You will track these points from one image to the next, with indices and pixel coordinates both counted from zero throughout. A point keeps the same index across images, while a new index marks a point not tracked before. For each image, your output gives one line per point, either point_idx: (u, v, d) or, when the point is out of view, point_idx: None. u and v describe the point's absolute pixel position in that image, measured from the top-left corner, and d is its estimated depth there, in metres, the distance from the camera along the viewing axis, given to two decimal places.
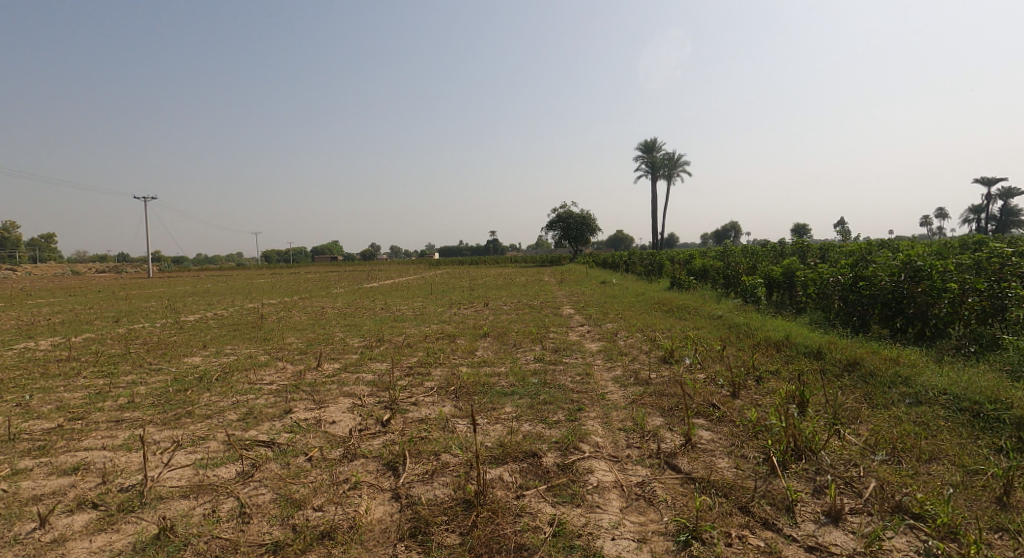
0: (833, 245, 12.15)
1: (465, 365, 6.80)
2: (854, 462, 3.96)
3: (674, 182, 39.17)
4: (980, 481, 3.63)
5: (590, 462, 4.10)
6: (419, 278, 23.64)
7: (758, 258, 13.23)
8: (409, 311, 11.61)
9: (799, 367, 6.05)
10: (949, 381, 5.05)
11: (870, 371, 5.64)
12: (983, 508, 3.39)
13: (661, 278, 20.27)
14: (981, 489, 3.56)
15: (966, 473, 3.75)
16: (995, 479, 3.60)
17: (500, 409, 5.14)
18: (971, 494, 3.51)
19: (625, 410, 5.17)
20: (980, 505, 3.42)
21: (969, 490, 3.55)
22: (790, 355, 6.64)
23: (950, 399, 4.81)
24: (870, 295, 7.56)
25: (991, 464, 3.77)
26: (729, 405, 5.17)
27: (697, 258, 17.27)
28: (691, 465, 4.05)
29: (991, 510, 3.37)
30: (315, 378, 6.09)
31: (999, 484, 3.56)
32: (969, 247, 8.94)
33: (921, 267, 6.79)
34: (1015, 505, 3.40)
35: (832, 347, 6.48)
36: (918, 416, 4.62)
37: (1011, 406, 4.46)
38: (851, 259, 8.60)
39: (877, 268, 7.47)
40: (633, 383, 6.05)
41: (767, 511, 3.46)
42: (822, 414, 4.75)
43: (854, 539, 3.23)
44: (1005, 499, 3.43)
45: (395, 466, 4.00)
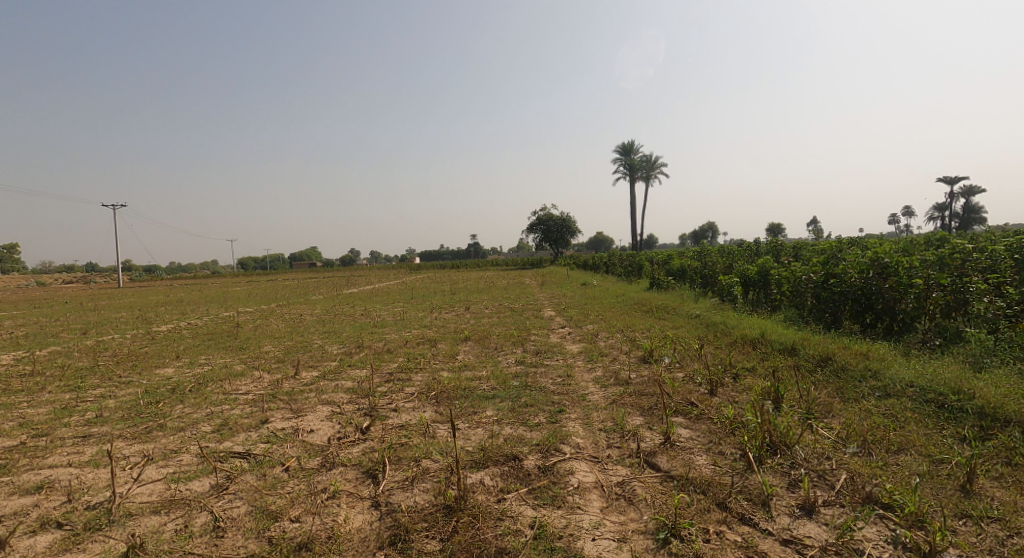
0: (807, 244, 12.37)
1: (445, 370, 6.76)
2: (827, 456, 4.04)
3: (651, 184, 39.75)
4: (945, 470, 3.74)
5: (570, 463, 4.11)
6: (398, 283, 23.67)
7: (733, 258, 13.48)
8: (389, 317, 11.53)
9: (774, 364, 6.19)
10: (916, 374, 5.19)
11: (841, 365, 5.78)
12: (948, 496, 3.49)
13: (641, 279, 20.46)
14: (946, 477, 3.67)
15: (933, 462, 3.87)
16: (959, 467, 3.73)
17: (482, 413, 5.13)
18: (936, 483, 3.62)
19: (607, 411, 5.20)
20: (945, 493, 3.53)
21: (935, 478, 3.66)
22: (765, 353, 6.77)
23: (917, 391, 4.94)
24: (841, 292, 7.77)
25: (955, 453, 3.89)
26: (707, 403, 5.25)
27: (675, 259, 17.49)
28: (670, 463, 4.10)
29: (954, 498, 3.47)
30: (292, 386, 5.98)
31: (963, 473, 3.67)
32: (934, 244, 9.25)
33: (888, 264, 7.01)
34: (978, 493, 3.51)
35: (805, 344, 6.63)
36: (887, 408, 4.75)
37: (972, 396, 4.60)
38: (822, 257, 8.81)
39: (846, 266, 7.68)
40: (613, 384, 6.10)
41: (744, 507, 3.51)
42: (796, 409, 4.87)
43: (826, 530, 3.29)
44: (969, 487, 3.54)
45: (374, 473, 3.96)
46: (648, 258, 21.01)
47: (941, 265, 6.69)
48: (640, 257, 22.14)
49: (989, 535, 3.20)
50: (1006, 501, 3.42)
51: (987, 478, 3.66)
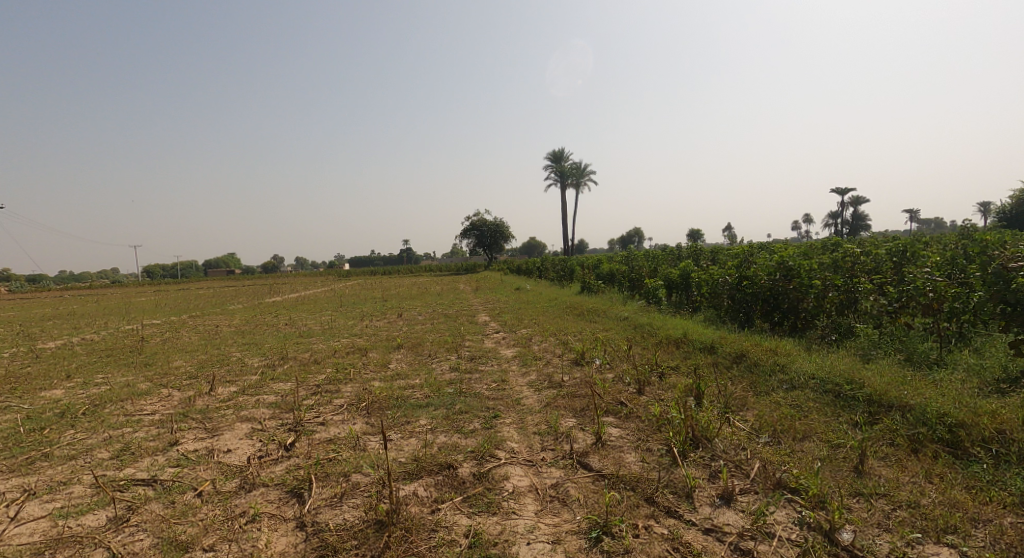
0: (723, 248, 13.15)
1: (376, 379, 6.58)
2: (743, 447, 4.30)
3: (581, 190, 40.85)
4: (842, 453, 4.10)
5: (505, 468, 4.12)
6: (326, 291, 22.80)
7: (658, 262, 14.12)
8: (315, 326, 11.07)
9: (695, 362, 6.52)
10: (816, 366, 5.66)
11: (754, 361, 6.19)
12: (846, 477, 3.82)
13: (572, 283, 20.97)
14: (843, 460, 4.02)
15: (831, 447, 4.21)
16: (853, 450, 4.07)
17: (415, 422, 5.03)
18: (836, 466, 3.95)
19: (540, 414, 5.27)
20: (842, 475, 3.84)
21: (834, 462, 4.00)
22: (688, 351, 7.12)
23: (818, 382, 5.39)
24: (752, 293, 8.34)
25: (850, 437, 4.27)
26: (636, 402, 5.44)
27: (605, 263, 18.04)
28: (601, 462, 4.20)
29: (849, 478, 3.78)
30: (206, 404, 5.59)
31: (857, 454, 4.03)
32: (830, 248, 10.16)
33: (792, 266, 7.61)
34: (870, 472, 3.87)
35: (722, 342, 7.05)
36: (793, 399, 5.14)
37: (862, 385, 5.08)
38: (736, 260, 9.42)
39: (757, 268, 8.25)
40: (547, 387, 6.19)
41: (670, 500, 3.66)
42: (716, 404, 5.16)
43: (743, 517, 3.50)
44: (863, 467, 3.90)
45: (299, 492, 3.77)
46: (579, 263, 21.55)
47: (835, 267, 7.35)
48: (571, 261, 22.68)
49: (878, 509, 3.48)
50: (891, 477, 3.77)
51: (877, 458, 4.05)
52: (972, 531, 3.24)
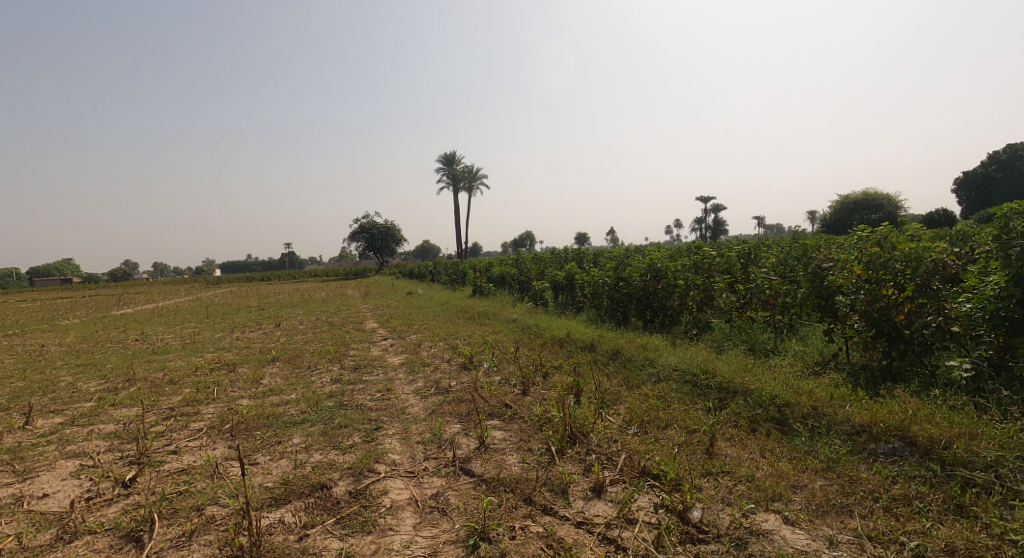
0: (604, 251, 13.96)
1: (246, 397, 6.05)
2: (614, 439, 4.57)
3: (473, 194, 41.12)
4: (697, 438, 4.51)
5: (384, 483, 3.99)
6: (191, 300, 20.62)
7: (545, 265, 14.62)
8: (175, 341, 9.94)
9: (576, 361, 6.82)
10: (679, 359, 6.19)
11: (627, 356, 6.62)
12: (699, 459, 4.21)
13: (464, 286, 21.02)
14: (697, 444, 4.42)
15: (687, 433, 4.61)
16: (705, 435, 4.49)
17: (287, 441, 4.70)
18: (691, 450, 4.34)
19: (424, 422, 5.18)
20: (696, 457, 4.23)
21: (689, 446, 4.39)
22: (570, 351, 7.42)
23: (680, 373, 5.89)
24: (628, 293, 8.93)
25: (703, 423, 4.71)
26: (520, 403, 5.56)
27: (495, 266, 18.32)
28: (483, 467, 4.23)
29: (702, 461, 4.16)
30: (22, 441, 4.77)
31: (708, 438, 4.46)
32: (693, 251, 11.25)
33: (660, 267, 8.28)
34: (718, 452, 4.30)
35: (601, 340, 7.45)
36: (659, 390, 5.57)
37: (715, 374, 5.64)
38: (614, 263, 10.03)
39: (631, 270, 8.86)
40: (433, 393, 6.10)
41: (546, 498, 3.78)
42: (592, 400, 5.43)
43: (612, 506, 3.71)
44: (713, 449, 4.32)
45: (139, 536, 3.36)
46: (471, 266, 21.66)
47: (696, 268, 8.12)
48: (463, 265, 22.72)
49: (722, 486, 3.86)
50: (734, 456, 4.21)
51: (724, 439, 4.51)
52: (790, 495, 3.68)
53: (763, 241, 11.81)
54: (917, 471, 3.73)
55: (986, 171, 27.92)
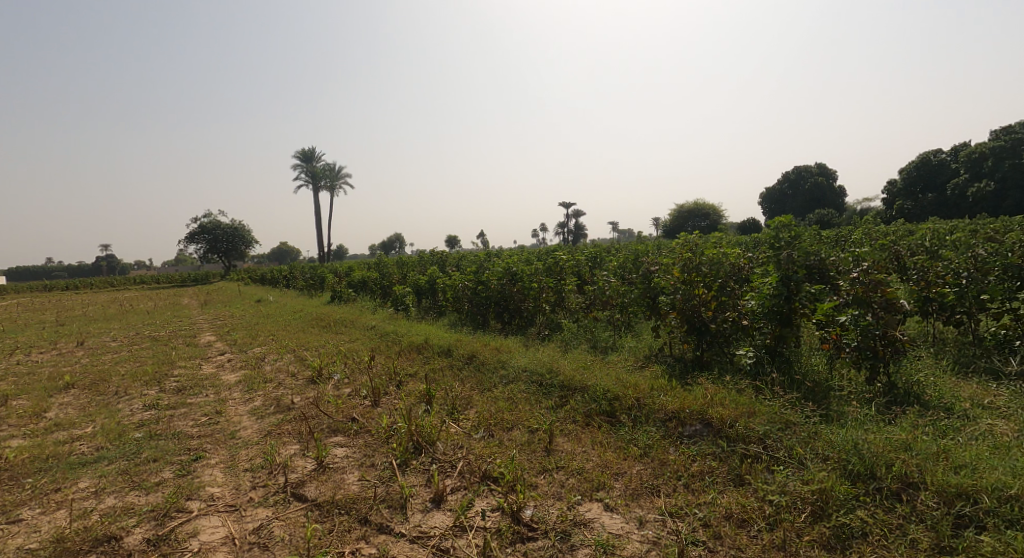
0: (465, 255, 14.04)
1: (20, 438, 4.97)
2: (461, 445, 4.53)
3: (334, 193, 38.95)
4: (538, 437, 4.66)
5: (196, 523, 3.53)
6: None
7: (407, 269, 14.31)
8: None
9: (431, 367, 6.70)
10: (529, 360, 6.39)
11: (481, 360, 6.68)
12: (537, 458, 4.34)
13: (323, 292, 19.77)
14: (537, 443, 4.57)
15: (529, 432, 4.76)
16: (543, 433, 4.67)
17: (70, 488, 3.95)
18: (530, 449, 4.47)
19: (257, 445, 4.68)
20: (535, 456, 4.36)
21: (530, 446, 4.52)
22: (427, 357, 7.28)
23: (529, 374, 6.08)
24: (486, 297, 9.07)
25: (542, 422, 4.90)
26: (368, 416, 5.29)
27: (354, 271, 17.48)
28: (318, 489, 3.92)
29: (539, 458, 4.32)
30: None
31: (546, 436, 4.65)
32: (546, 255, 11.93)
33: (516, 271, 8.59)
34: (555, 449, 4.49)
35: (458, 344, 7.42)
36: (509, 392, 5.70)
37: (559, 374, 5.90)
38: (474, 267, 10.12)
39: (489, 273, 9.03)
40: (271, 412, 5.56)
41: (383, 516, 3.62)
42: (443, 407, 5.37)
43: (450, 515, 3.66)
44: (550, 446, 4.50)
45: None
46: (330, 271, 20.46)
47: (550, 271, 8.69)
48: (322, 270, 21.40)
49: (556, 481, 4.03)
50: (568, 451, 4.44)
51: (561, 436, 4.75)
52: (612, 483, 3.97)
53: (607, 245, 12.80)
54: (710, 448, 4.23)
55: (779, 190, 33.26)
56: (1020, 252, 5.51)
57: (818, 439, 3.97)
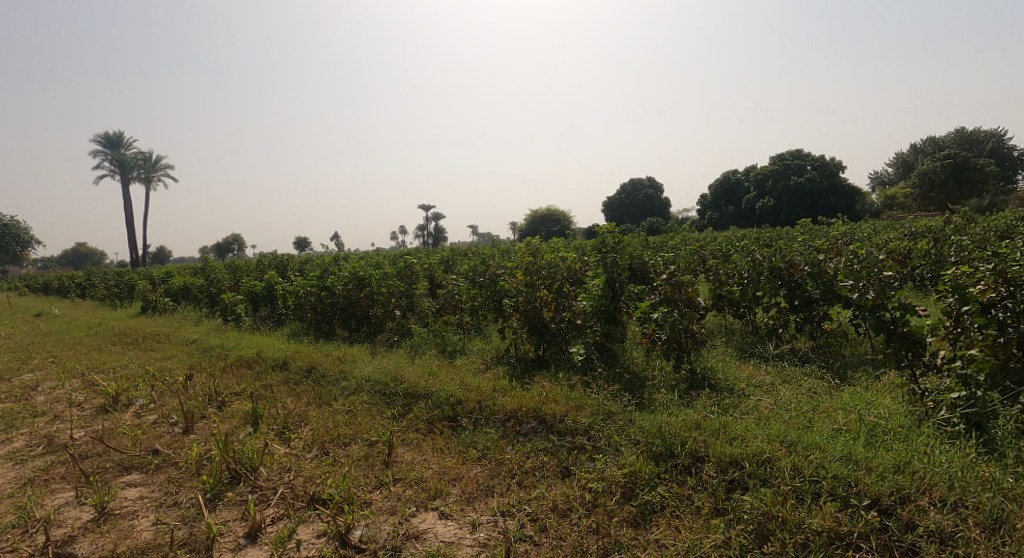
0: (309, 259, 13.14)
1: None
2: (288, 468, 4.20)
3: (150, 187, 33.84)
4: (376, 450, 4.50)
5: None
6: None
7: (241, 275, 12.99)
8: None
9: (262, 383, 6.12)
10: (373, 369, 6.19)
11: (321, 373, 6.28)
12: (373, 472, 4.19)
13: (133, 301, 17.05)
14: (375, 456, 4.42)
15: (367, 445, 4.59)
16: (383, 445, 4.53)
17: None
18: (367, 464, 4.31)
19: (9, 500, 3.87)
20: (372, 471, 4.21)
21: (368, 460, 4.36)
22: (258, 372, 6.64)
23: (372, 383, 5.88)
24: (331, 303, 8.62)
25: (382, 432, 4.74)
26: (178, 445, 4.63)
27: (174, 278, 15.31)
28: (95, 544, 3.39)
29: (378, 472, 4.19)
30: None
31: (386, 448, 4.50)
32: (396, 259, 11.81)
33: (364, 276, 8.41)
34: (395, 460, 4.38)
35: (295, 356, 6.89)
36: (349, 404, 5.46)
37: (403, 381, 5.80)
38: (318, 271, 9.53)
39: (334, 278, 8.59)
40: (44, 453, 4.59)
41: None
42: (272, 427, 4.95)
43: (266, 550, 3.38)
44: (389, 458, 4.37)
45: None
46: (143, 277, 17.71)
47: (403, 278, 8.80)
48: (132, 275, 18.45)
49: (392, 494, 3.95)
50: (408, 461, 4.38)
51: (400, 445, 4.67)
52: (449, 489, 4.01)
53: (458, 249, 12.91)
54: (542, 444, 4.48)
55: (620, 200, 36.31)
56: (778, 258, 6.77)
57: (632, 425, 4.42)
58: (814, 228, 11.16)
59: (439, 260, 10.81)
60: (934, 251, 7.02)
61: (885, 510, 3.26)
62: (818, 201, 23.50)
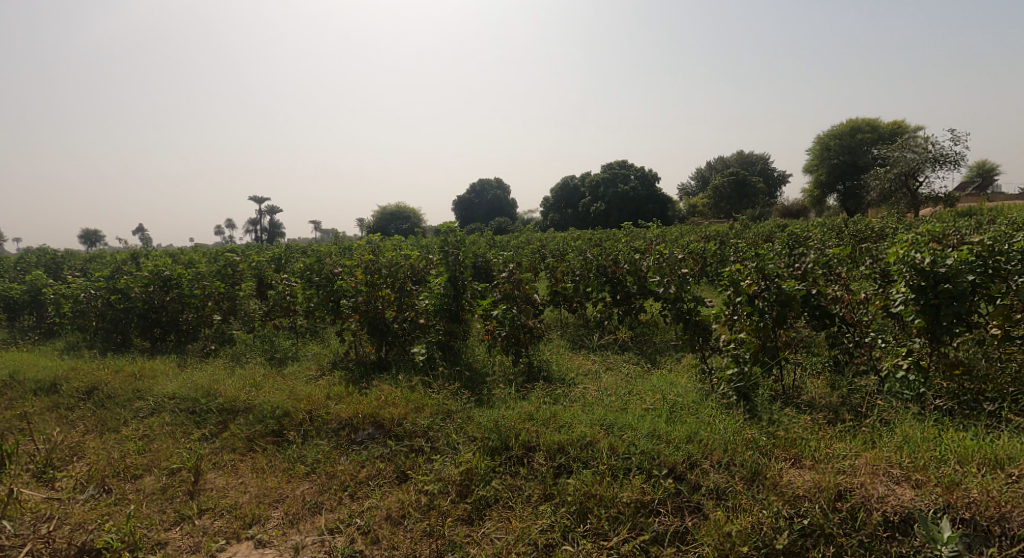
0: (97, 257, 11.03)
1: None
2: (48, 517, 3.51)
3: None
4: (179, 478, 4.04)
5: None
6: None
7: None
8: None
9: (21, 412, 4.98)
10: (178, 384, 5.41)
11: (107, 395, 5.30)
12: (172, 505, 3.77)
13: None
14: (178, 486, 3.96)
15: (166, 476, 4.07)
16: (188, 472, 4.08)
17: None
18: (165, 496, 3.86)
19: None
20: (170, 504, 3.78)
21: (165, 492, 3.89)
22: (14, 398, 5.35)
23: (177, 402, 5.15)
24: (125, 309, 7.31)
25: (186, 457, 4.25)
26: None
27: None
28: None
29: (180, 505, 3.76)
30: None
31: (191, 474, 4.07)
32: (213, 258, 10.48)
33: (170, 277, 7.34)
34: (201, 488, 3.98)
35: (70, 376, 5.69)
36: (145, 429, 4.73)
37: (217, 396, 5.17)
38: (106, 271, 7.96)
39: (128, 280, 7.30)
40: None
41: None
42: (31, 468, 4.09)
43: None
44: (194, 487, 3.95)
45: None
46: None
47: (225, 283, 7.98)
48: None
49: (196, 529, 3.57)
50: (220, 487, 3.99)
51: (210, 469, 4.23)
52: (268, 514, 3.71)
53: (290, 246, 11.88)
54: (380, 450, 4.28)
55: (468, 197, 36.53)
56: (602, 258, 7.42)
57: (470, 421, 4.39)
58: (635, 230, 12.41)
59: (268, 258, 9.87)
60: (718, 252, 8.21)
61: (679, 475, 3.68)
62: (640, 207, 26.26)
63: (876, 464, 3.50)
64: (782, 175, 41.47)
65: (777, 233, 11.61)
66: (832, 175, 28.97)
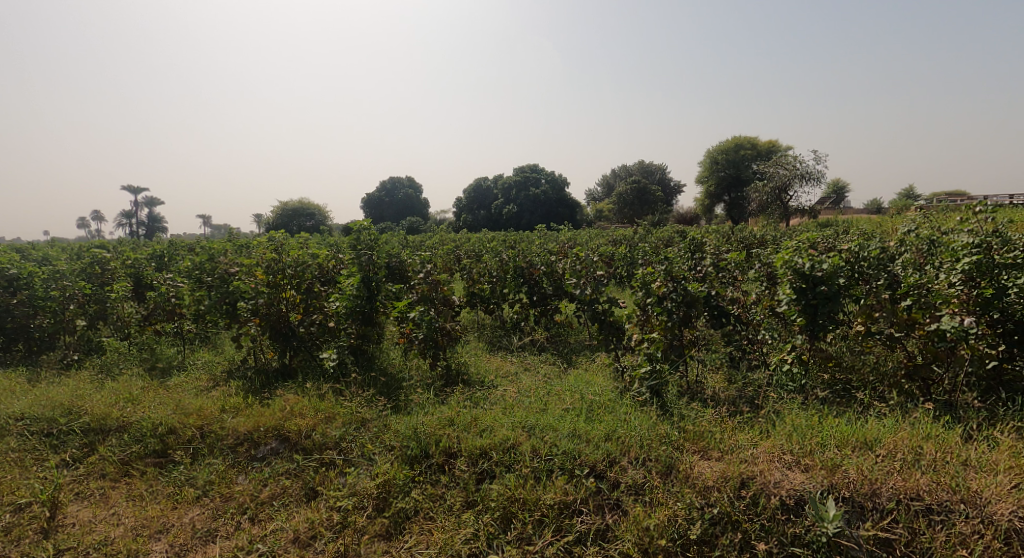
0: None
1: None
2: None
3: None
4: (28, 515, 3.53)
5: None
6: None
7: None
8: None
9: None
10: (29, 402, 4.65)
11: None
12: (21, 548, 3.31)
13: None
14: (28, 524, 3.47)
15: (10, 513, 3.55)
16: (40, 506, 3.57)
17: None
18: (11, 538, 3.37)
19: None
20: (19, 547, 3.32)
21: (11, 533, 3.39)
22: None
23: (26, 424, 4.42)
24: None
25: (37, 488, 3.72)
26: None
27: None
28: None
29: (29, 547, 3.30)
30: None
31: (45, 507, 3.59)
32: (77, 254, 9.19)
33: (18, 276, 6.36)
34: (58, 525, 3.50)
35: None
36: None
37: (81, 414, 4.50)
38: None
39: None
40: None
41: None
42: None
43: None
44: (48, 525, 3.47)
45: None
46: None
47: (87, 282, 6.94)
48: None
49: None
50: (84, 522, 3.52)
51: (71, 500, 3.72)
52: (148, 548, 3.33)
53: (173, 243, 10.68)
54: (285, 466, 3.93)
55: (377, 196, 35.43)
56: (519, 260, 7.44)
57: (387, 430, 4.16)
58: (547, 232, 12.60)
59: (147, 256, 8.83)
60: (628, 255, 8.58)
61: (600, 474, 3.73)
62: (549, 211, 27.18)
63: (772, 452, 3.79)
64: (677, 184, 44.52)
65: (676, 238, 12.37)
66: (721, 187, 31.54)
